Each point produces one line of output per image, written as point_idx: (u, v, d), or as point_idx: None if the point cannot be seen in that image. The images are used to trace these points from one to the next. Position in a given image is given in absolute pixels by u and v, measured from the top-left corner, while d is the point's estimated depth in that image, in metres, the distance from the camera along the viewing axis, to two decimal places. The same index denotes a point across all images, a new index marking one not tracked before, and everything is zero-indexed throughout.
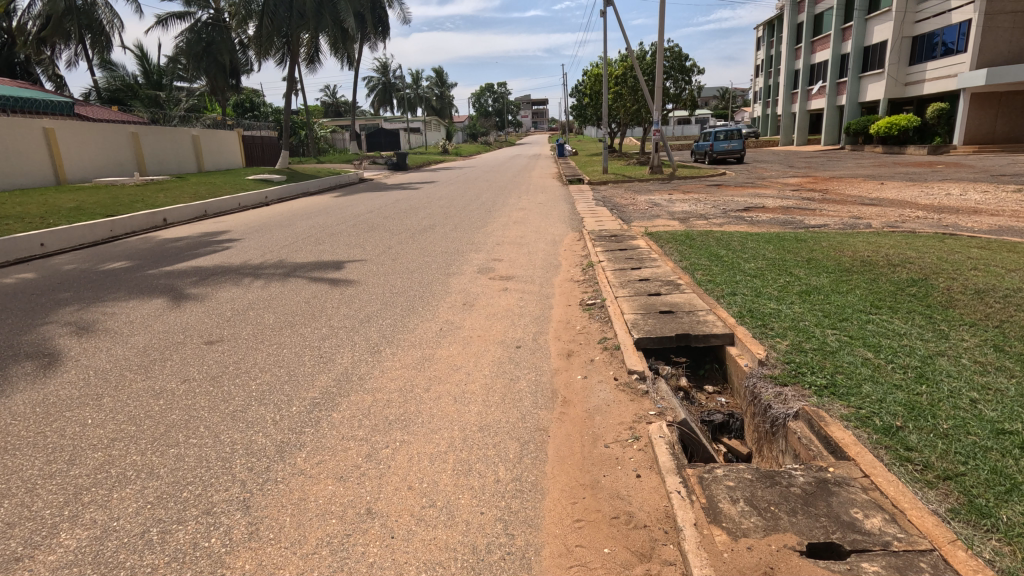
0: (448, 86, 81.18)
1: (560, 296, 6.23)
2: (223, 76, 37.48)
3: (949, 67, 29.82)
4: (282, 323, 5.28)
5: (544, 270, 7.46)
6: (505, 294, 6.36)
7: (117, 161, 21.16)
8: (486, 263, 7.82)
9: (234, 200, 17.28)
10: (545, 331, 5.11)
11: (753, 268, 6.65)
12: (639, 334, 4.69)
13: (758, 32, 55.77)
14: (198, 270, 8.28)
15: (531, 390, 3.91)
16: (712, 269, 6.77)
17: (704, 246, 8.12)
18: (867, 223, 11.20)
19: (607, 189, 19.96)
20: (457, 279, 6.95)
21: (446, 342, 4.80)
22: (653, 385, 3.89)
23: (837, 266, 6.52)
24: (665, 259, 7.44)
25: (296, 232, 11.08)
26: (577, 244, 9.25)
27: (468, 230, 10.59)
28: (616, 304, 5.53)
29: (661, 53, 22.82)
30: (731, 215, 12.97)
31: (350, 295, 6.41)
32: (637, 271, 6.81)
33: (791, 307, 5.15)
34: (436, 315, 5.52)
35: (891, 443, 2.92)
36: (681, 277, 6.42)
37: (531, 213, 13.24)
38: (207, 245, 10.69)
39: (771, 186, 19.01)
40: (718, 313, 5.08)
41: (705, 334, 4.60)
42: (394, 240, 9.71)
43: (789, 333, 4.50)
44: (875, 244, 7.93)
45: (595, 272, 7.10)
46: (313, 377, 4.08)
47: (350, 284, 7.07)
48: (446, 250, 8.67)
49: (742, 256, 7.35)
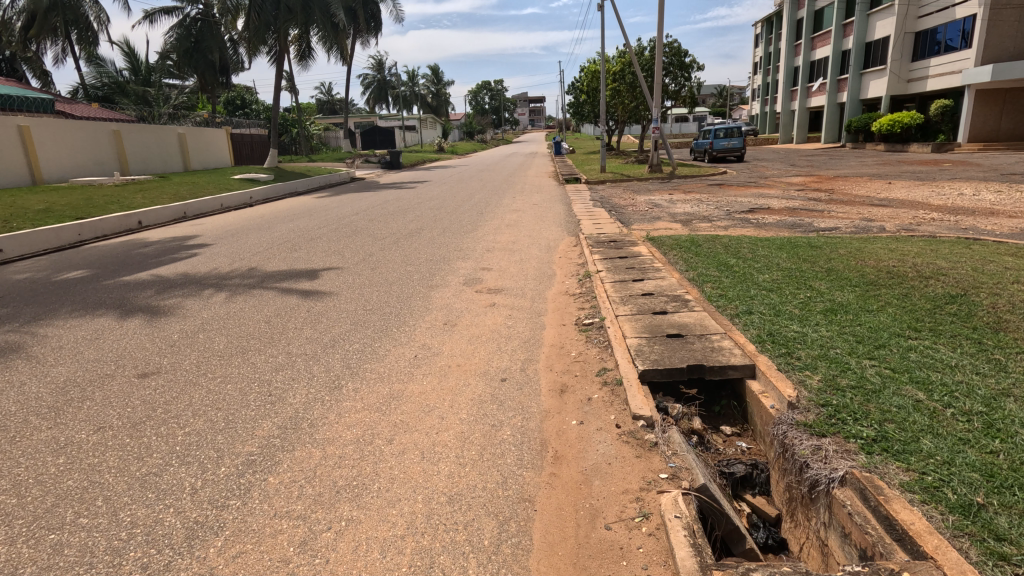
0: (444, 82, 80.34)
1: (553, 313, 5.55)
2: (213, 73, 36.67)
3: (953, 63, 29.21)
4: (233, 349, 4.59)
5: (535, 281, 6.80)
6: (491, 310, 5.69)
7: (98, 160, 20.44)
8: (473, 273, 7.15)
9: (216, 201, 16.57)
10: (536, 357, 4.46)
11: (767, 280, 6.01)
12: (644, 364, 4.02)
13: (757, 28, 55.02)
14: (160, 281, 7.60)
15: (516, 441, 3.24)
16: (722, 281, 6.11)
17: (711, 253, 7.46)
18: (881, 226, 10.57)
19: (605, 189, 19.33)
20: (439, 292, 6.27)
21: (418, 374, 4.12)
22: (663, 435, 3.22)
23: (860, 277, 5.89)
24: (669, 268, 6.79)
25: (274, 237, 10.38)
26: (573, 250, 8.59)
27: (457, 234, 9.92)
28: (617, 324, 4.87)
29: (661, 48, 22.13)
30: (735, 217, 12.31)
31: (321, 311, 5.74)
32: (639, 283, 6.15)
33: (816, 329, 4.50)
34: (411, 338, 4.84)
35: (977, 531, 2.26)
36: (688, 291, 5.76)
37: (525, 216, 12.57)
38: (177, 251, 9.99)
39: (774, 185, 18.35)
40: (735, 338, 4.41)
41: (722, 365, 3.95)
42: (377, 246, 9.02)
43: (820, 365, 3.85)
44: (896, 250, 7.30)
45: (592, 283, 6.44)
46: (256, 423, 3.40)
47: (322, 296, 6.40)
48: (431, 258, 8.01)
49: (754, 265, 6.70)
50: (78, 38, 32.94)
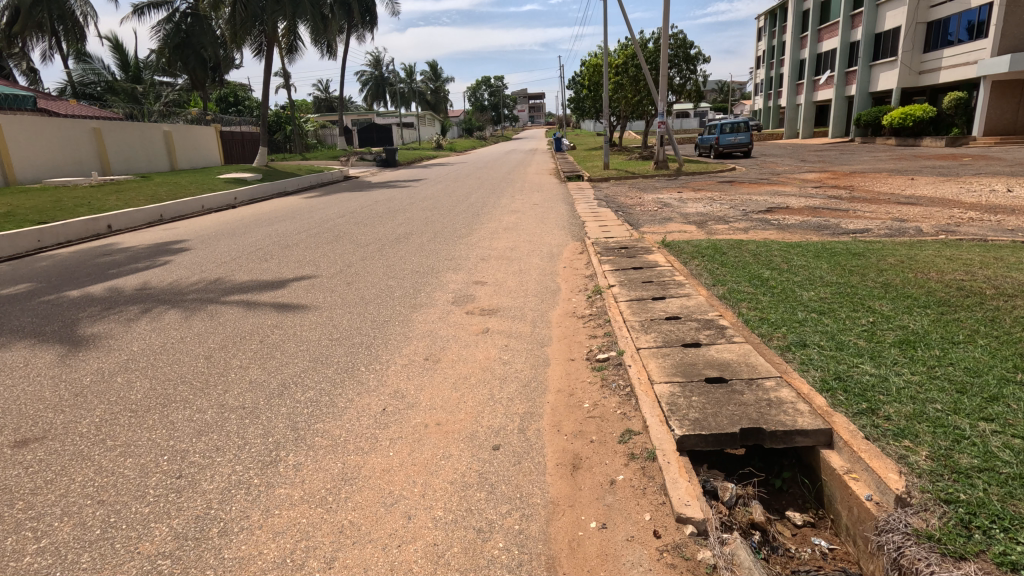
0: (442, 79, 78.95)
1: (559, 343, 4.56)
2: (203, 69, 35.61)
3: (969, 54, 28.13)
4: (152, 401, 3.58)
5: (536, 299, 5.83)
6: (484, 340, 4.69)
7: (78, 160, 19.47)
8: (464, 289, 6.17)
9: (196, 202, 15.56)
10: (541, 409, 3.50)
11: (815, 298, 5.03)
12: (683, 427, 3.01)
13: (760, 21, 53.71)
14: (106, 297, 6.59)
15: (512, 562, 2.25)
16: (761, 300, 5.13)
17: (739, 262, 6.46)
18: (916, 227, 9.62)
19: (610, 187, 18.37)
20: (422, 315, 5.29)
21: (384, 441, 3.13)
22: (723, 551, 2.23)
23: (926, 295, 4.93)
24: (694, 282, 5.82)
25: (247, 242, 9.37)
26: (579, 258, 7.62)
27: (450, 240, 8.94)
28: (640, 362, 3.89)
29: (667, 40, 21.00)
30: (753, 217, 11.33)
31: (282, 336, 4.76)
32: (660, 303, 5.18)
33: (898, 372, 3.50)
34: (381, 383, 3.84)
35: None
36: (721, 314, 4.77)
37: (525, 217, 11.64)
38: (141, 258, 8.98)
39: (789, 182, 17.34)
40: (795, 384, 3.42)
41: (786, 429, 2.96)
42: (359, 254, 8.06)
43: (921, 430, 2.86)
44: (952, 258, 6.34)
45: (604, 302, 5.47)
46: (147, 529, 2.42)
47: (284, 314, 5.37)
48: (418, 269, 7.03)
49: (795, 278, 5.70)
50: (65, 34, 31.86)
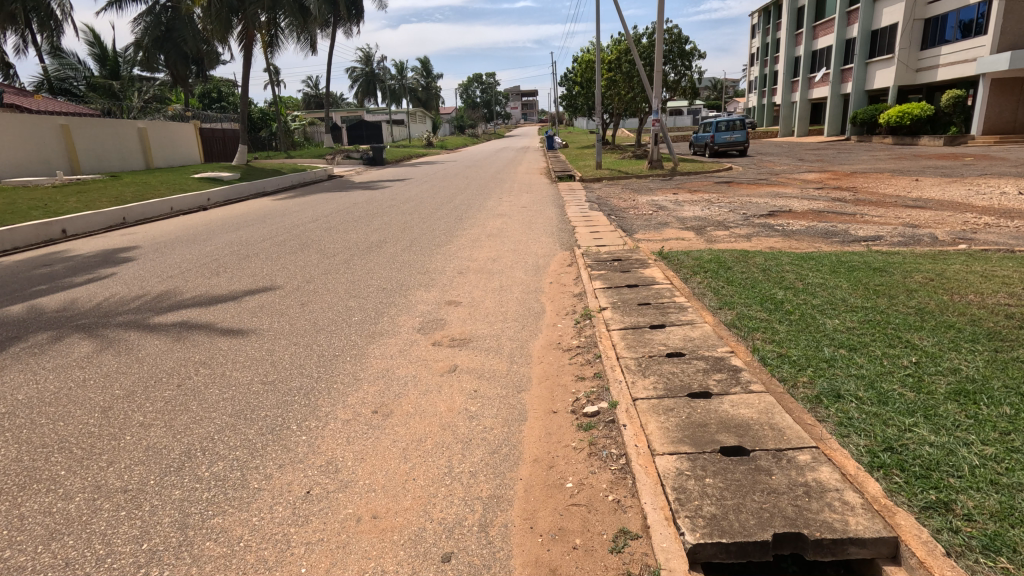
0: (434, 76, 77.89)
1: (538, 388, 3.79)
2: (185, 64, 34.53)
3: (968, 51, 27.52)
4: (9, 482, 2.77)
5: (516, 325, 5.06)
6: (449, 383, 3.88)
7: (43, 158, 18.50)
8: (434, 312, 5.39)
9: (164, 204, 14.63)
10: (511, 491, 2.72)
11: (841, 329, 4.30)
12: (695, 532, 2.24)
13: (753, 17, 53.07)
14: (24, 318, 5.76)
15: None
16: (778, 329, 4.40)
17: (748, 280, 5.72)
18: (931, 235, 8.94)
19: (602, 187, 17.67)
20: (379, 348, 4.48)
21: (298, 548, 2.34)
22: None
23: (970, 324, 4.20)
24: (697, 305, 5.08)
25: (204, 251, 8.53)
26: (567, 272, 6.85)
27: (427, 250, 8.13)
28: (639, 422, 3.11)
29: (662, 35, 20.21)
30: (754, 222, 10.61)
31: (207, 376, 3.96)
32: (659, 334, 4.41)
33: (965, 441, 2.75)
34: (313, 451, 3.04)
35: None
36: (734, 351, 4.01)
37: (511, 221, 10.88)
38: (84, 267, 8.14)
39: (788, 183, 16.64)
40: (836, 461, 2.65)
41: (835, 535, 2.19)
42: (322, 266, 7.25)
43: (1021, 543, 2.10)
44: (984, 274, 5.65)
45: (594, 330, 4.69)
46: None
47: (215, 345, 4.53)
48: (385, 286, 6.25)
49: (814, 302, 4.95)
50: (41, 27, 30.75)
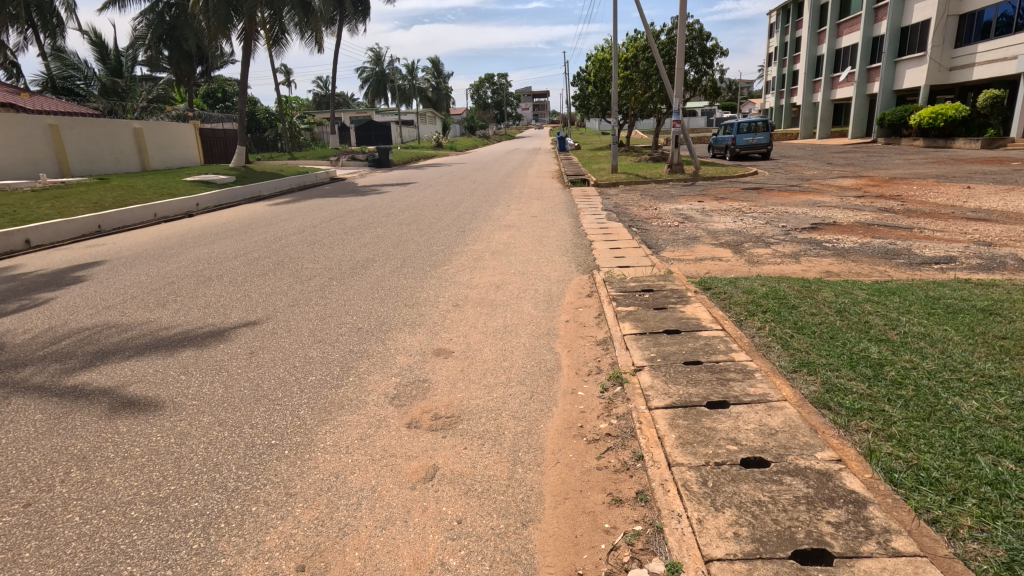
0: (444, 77, 77.05)
1: (555, 518, 2.52)
2: (188, 63, 33.66)
3: (1007, 48, 25.78)
4: None
5: (524, 392, 3.79)
6: (422, 506, 2.62)
7: (31, 160, 17.60)
8: (417, 368, 4.15)
9: (147, 209, 13.54)
10: None
11: (989, 418, 2.97)
12: None
13: (772, 16, 51.37)
14: None
15: None
16: (893, 414, 3.08)
17: (825, 326, 4.41)
18: (1013, 256, 7.54)
19: (619, 192, 16.44)
20: (333, 434, 3.24)
21: None
22: None
23: None
24: (765, 366, 3.80)
25: (164, 270, 7.38)
26: (586, 306, 5.60)
27: (420, 272, 6.92)
28: None
29: (683, 30, 18.84)
30: (797, 237, 9.26)
31: (74, 488, 2.74)
32: (723, 421, 3.11)
33: None
34: None
35: None
36: (842, 459, 2.72)
37: (520, 234, 9.65)
38: (21, 289, 7.01)
39: (823, 189, 15.25)
40: None
41: None
42: (289, 295, 6.04)
43: None
44: None
45: (629, 407, 3.41)
46: None
47: (109, 428, 3.33)
48: (360, 327, 5.01)
49: (927, 367, 3.62)
50: (43, 26, 30.05)
